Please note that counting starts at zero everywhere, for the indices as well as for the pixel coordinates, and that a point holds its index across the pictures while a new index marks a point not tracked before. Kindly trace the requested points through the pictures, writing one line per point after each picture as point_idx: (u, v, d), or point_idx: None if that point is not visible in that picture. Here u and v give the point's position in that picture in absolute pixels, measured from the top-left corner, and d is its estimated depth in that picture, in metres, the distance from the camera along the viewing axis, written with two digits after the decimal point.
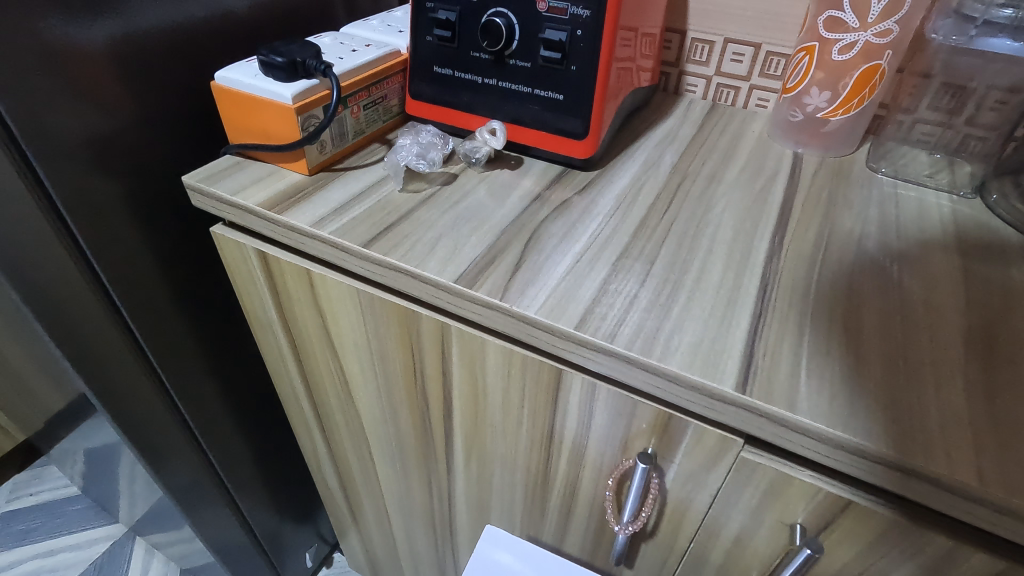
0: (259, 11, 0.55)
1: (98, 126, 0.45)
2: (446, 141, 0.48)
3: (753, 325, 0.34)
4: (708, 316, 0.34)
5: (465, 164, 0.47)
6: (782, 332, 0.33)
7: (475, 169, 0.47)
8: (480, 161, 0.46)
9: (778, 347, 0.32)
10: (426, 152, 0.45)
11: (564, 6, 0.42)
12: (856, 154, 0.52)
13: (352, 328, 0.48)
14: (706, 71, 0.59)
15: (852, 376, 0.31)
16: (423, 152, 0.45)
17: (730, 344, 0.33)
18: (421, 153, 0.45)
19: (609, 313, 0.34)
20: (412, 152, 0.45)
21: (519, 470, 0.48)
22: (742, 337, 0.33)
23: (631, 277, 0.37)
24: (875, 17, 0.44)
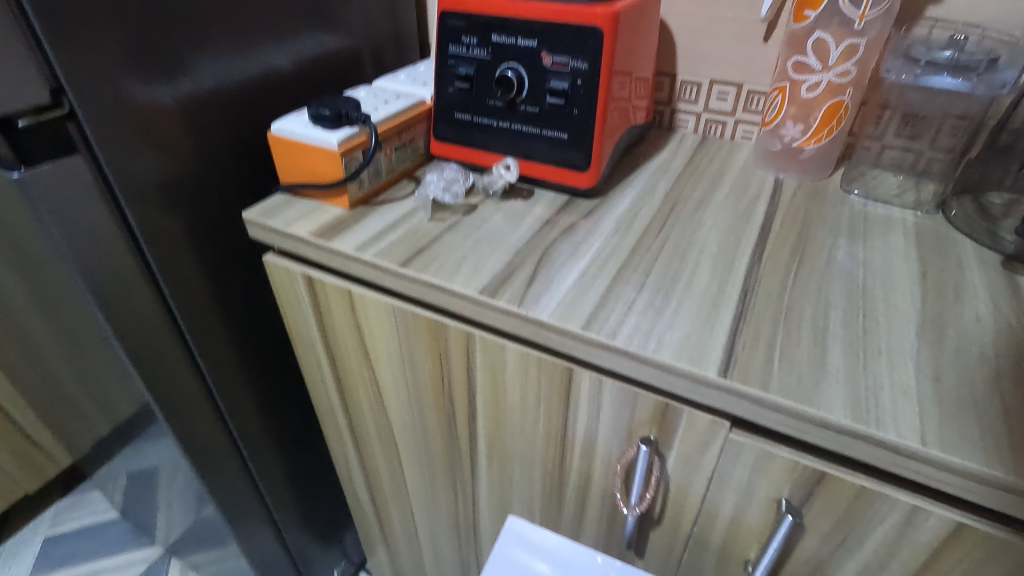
0: (301, 69, 0.64)
1: (170, 170, 0.53)
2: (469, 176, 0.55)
3: (734, 323, 0.39)
4: (695, 316, 0.40)
5: (483, 195, 0.54)
6: (758, 329, 0.39)
7: (493, 200, 0.54)
8: (497, 192, 0.53)
9: (755, 341, 0.38)
10: (452, 185, 0.53)
11: (566, 60, 0.49)
12: (831, 177, 0.58)
13: (387, 341, 0.54)
14: (695, 108, 0.66)
15: (819, 362, 0.36)
16: (450, 185, 0.53)
17: (714, 339, 0.38)
18: (448, 186, 0.53)
19: (609, 316, 0.40)
20: (439, 185, 0.52)
21: (537, 467, 0.53)
22: (725, 333, 0.39)
23: (629, 286, 0.43)
24: (835, 60, 0.51)
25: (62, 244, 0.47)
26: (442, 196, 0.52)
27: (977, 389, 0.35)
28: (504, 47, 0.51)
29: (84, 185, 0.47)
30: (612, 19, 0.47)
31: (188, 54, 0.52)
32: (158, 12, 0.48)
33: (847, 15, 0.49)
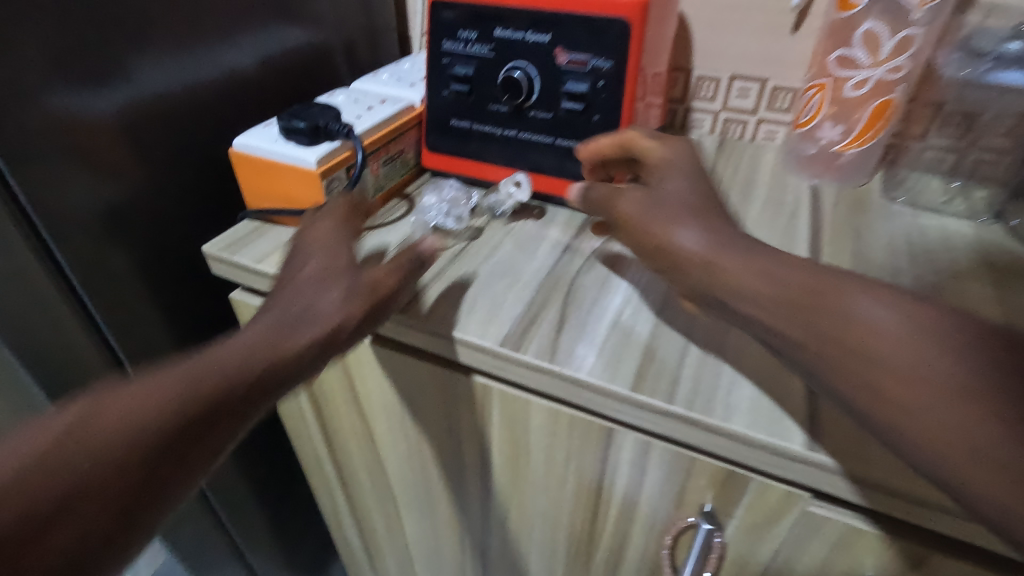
0: (264, 69, 0.55)
1: (111, 195, 0.44)
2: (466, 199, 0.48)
3: None
4: (761, 367, 0.34)
5: (488, 217, 0.47)
6: None
7: (500, 222, 0.46)
8: (505, 214, 0.46)
9: None
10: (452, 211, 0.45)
11: (585, 58, 0.42)
12: (870, 183, 0.52)
13: (382, 391, 0.46)
14: (712, 106, 0.60)
15: None
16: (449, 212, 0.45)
17: (789, 397, 0.32)
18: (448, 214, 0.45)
19: (656, 372, 0.34)
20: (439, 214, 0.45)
21: (562, 527, 0.46)
22: (800, 389, 0.32)
23: (676, 329, 0.36)
24: (887, 54, 0.45)
25: None
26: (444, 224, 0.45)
27: None
28: (511, 43, 0.44)
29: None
30: (642, 9, 0.40)
31: (125, 55, 0.42)
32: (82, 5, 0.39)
33: (904, 2, 0.43)
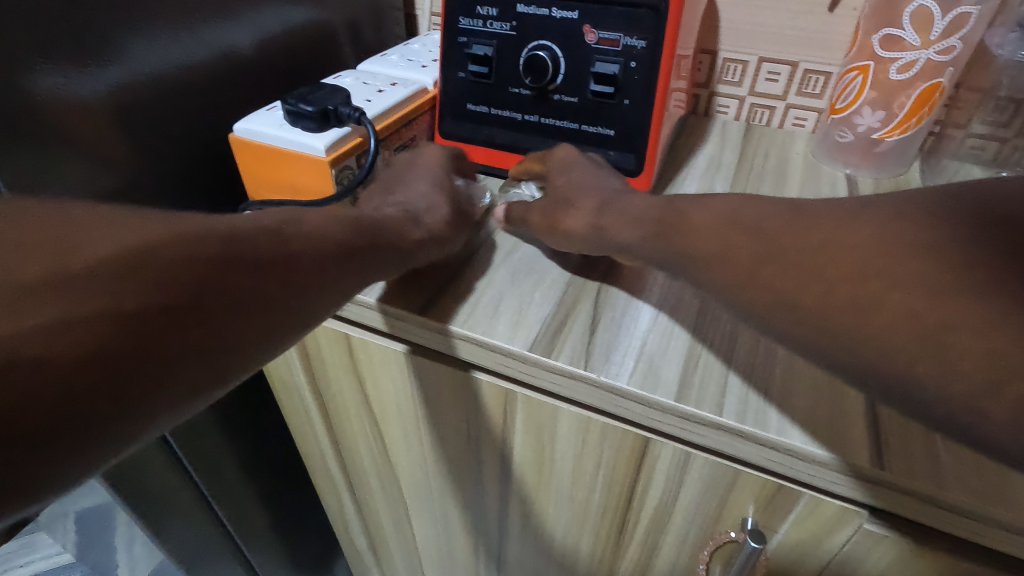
0: (263, 49, 0.51)
1: (101, 185, 0.41)
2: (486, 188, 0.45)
3: None
4: (814, 374, 0.31)
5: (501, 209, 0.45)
6: None
7: None
8: None
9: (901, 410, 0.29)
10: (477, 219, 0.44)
11: (616, 37, 0.39)
12: (909, 173, 0.49)
13: (395, 394, 0.44)
14: (738, 91, 0.56)
15: None
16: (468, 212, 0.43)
17: (848, 408, 0.30)
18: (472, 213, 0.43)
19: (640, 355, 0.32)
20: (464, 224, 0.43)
21: (586, 536, 0.44)
22: (859, 399, 0.30)
23: (718, 331, 0.34)
24: (939, 34, 0.42)
25: None
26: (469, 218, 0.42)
27: None
28: (537, 20, 0.40)
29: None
30: None
31: (108, 31, 0.38)
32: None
33: None
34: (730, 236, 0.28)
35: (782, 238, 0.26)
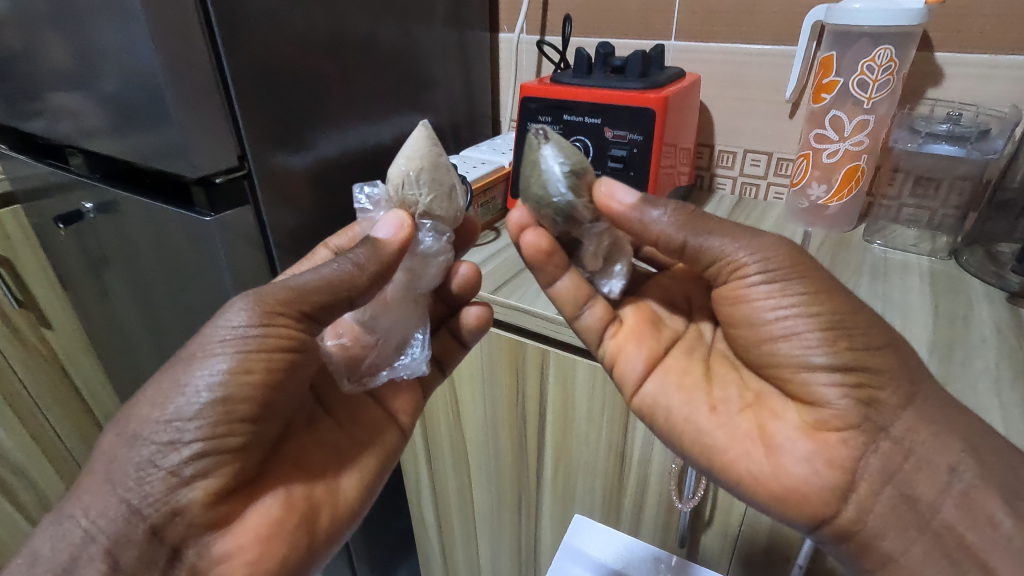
0: (399, 141, 0.79)
1: (305, 217, 0.68)
2: (417, 172, 0.45)
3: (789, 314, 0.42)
4: (775, 318, 0.43)
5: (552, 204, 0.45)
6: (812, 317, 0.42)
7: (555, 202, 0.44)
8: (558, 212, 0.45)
9: (815, 341, 0.42)
10: (335, 324, 0.51)
11: (625, 134, 0.62)
12: (854, 230, 0.67)
13: (470, 363, 0.63)
14: (732, 173, 0.77)
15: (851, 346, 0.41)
16: (365, 309, 0.49)
17: (783, 363, 0.44)
18: (342, 342, 0.51)
19: (625, 392, 0.50)
20: (336, 363, 0.51)
21: (600, 476, 0.61)
22: (791, 328, 0.42)
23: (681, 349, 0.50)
24: (850, 132, 0.62)
25: (225, 268, 0.62)
26: (413, 294, 0.50)
27: (978, 393, 0.43)
28: (576, 124, 0.65)
29: (246, 228, 0.63)
30: (663, 102, 0.60)
31: (321, 134, 0.67)
32: (299, 102, 0.63)
33: (857, 97, 0.60)
34: (748, 312, 0.44)
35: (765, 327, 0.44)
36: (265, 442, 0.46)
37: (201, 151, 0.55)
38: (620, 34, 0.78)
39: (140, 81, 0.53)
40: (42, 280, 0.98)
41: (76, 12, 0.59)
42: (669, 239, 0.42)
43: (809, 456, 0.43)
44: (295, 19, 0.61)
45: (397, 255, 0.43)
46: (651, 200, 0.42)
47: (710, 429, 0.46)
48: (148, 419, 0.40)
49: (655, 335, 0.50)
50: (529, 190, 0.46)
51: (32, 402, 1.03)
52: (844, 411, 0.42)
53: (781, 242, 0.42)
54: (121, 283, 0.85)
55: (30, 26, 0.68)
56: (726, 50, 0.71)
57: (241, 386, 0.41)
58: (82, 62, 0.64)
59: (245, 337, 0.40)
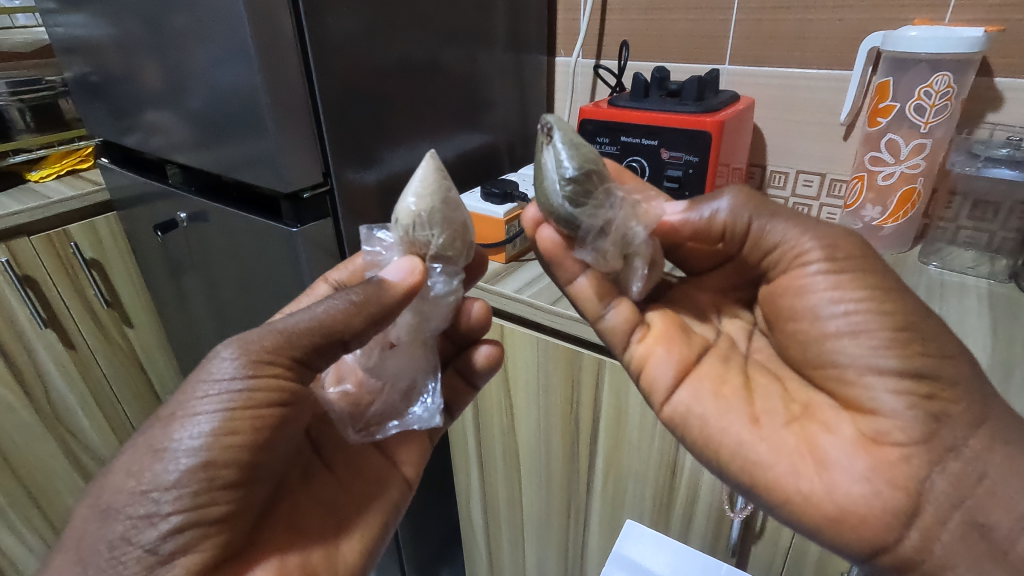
0: (459, 159, 0.84)
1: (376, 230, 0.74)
2: (426, 213, 0.46)
3: (845, 306, 0.44)
4: (832, 308, 0.45)
5: (555, 208, 0.46)
6: (872, 309, 0.43)
7: (559, 206, 0.45)
8: (566, 216, 0.46)
9: (872, 330, 0.43)
10: (336, 371, 0.53)
11: (681, 156, 0.65)
12: (909, 252, 0.67)
13: (527, 370, 0.67)
14: (784, 193, 0.78)
15: (909, 337, 0.42)
16: (371, 355, 0.50)
17: (837, 357, 0.45)
18: (346, 389, 0.53)
19: (655, 402, 0.51)
20: (340, 412, 0.52)
21: (649, 484, 0.63)
22: (845, 321, 0.44)
23: (716, 357, 0.52)
24: (906, 155, 0.63)
25: (305, 270, 0.69)
26: (422, 335, 0.51)
27: None
28: (632, 146, 0.68)
29: (325, 239, 0.69)
30: (719, 126, 0.62)
31: (392, 152, 0.73)
32: (369, 123, 0.68)
33: (913, 122, 0.61)
34: (807, 307, 0.46)
35: (820, 320, 0.45)
36: (253, 505, 0.46)
37: (291, 165, 0.62)
38: (675, 58, 0.81)
39: (247, 103, 0.61)
40: (127, 280, 1.06)
41: (171, 36, 0.67)
42: (737, 221, 0.48)
43: (868, 475, 0.42)
44: (374, 49, 0.66)
45: (402, 299, 0.44)
46: (706, 201, 0.48)
47: (753, 444, 0.46)
48: (125, 491, 0.40)
49: (685, 341, 0.51)
50: (540, 201, 0.47)
51: (112, 394, 1.11)
52: (909, 422, 0.42)
53: (849, 235, 0.46)
54: (198, 285, 0.92)
55: (129, 51, 0.76)
56: (780, 74, 0.73)
57: (223, 451, 0.41)
58: (171, 82, 0.72)
59: (226, 398, 0.40)
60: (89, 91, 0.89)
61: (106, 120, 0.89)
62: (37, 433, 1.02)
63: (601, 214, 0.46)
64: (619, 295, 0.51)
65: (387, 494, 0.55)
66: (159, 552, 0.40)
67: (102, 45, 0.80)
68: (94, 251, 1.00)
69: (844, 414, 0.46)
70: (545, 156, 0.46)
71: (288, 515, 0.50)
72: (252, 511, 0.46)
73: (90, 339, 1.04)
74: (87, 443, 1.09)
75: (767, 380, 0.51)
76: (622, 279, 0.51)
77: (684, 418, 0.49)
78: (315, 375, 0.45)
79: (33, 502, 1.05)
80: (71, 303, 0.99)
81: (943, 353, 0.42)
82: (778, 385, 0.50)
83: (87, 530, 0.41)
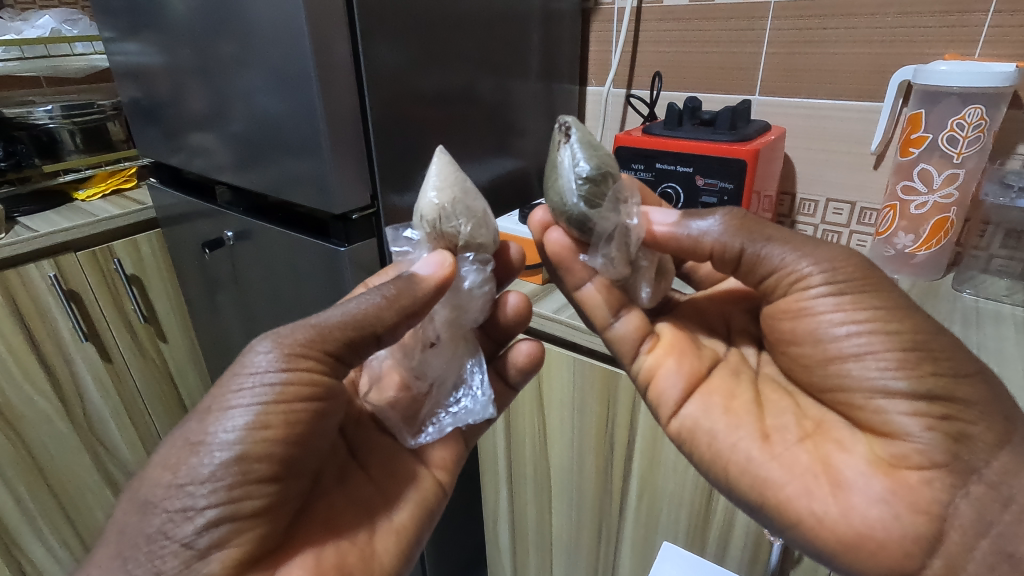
0: (494, 184, 0.86)
1: None
2: (447, 203, 0.47)
3: (850, 329, 0.44)
4: (835, 332, 0.44)
5: (567, 208, 0.47)
6: (878, 329, 0.43)
7: (572, 207, 0.47)
8: (579, 215, 0.47)
9: (879, 351, 0.43)
10: (372, 373, 0.54)
11: (715, 182, 0.67)
12: (943, 279, 0.68)
13: (562, 391, 0.68)
14: (813, 220, 0.80)
15: (917, 356, 0.42)
16: (415, 353, 0.52)
17: (843, 379, 0.45)
18: (393, 395, 0.53)
19: (664, 415, 0.51)
20: (391, 419, 0.53)
21: (685, 505, 0.63)
22: (851, 344, 0.44)
23: (728, 375, 0.52)
24: (939, 185, 0.64)
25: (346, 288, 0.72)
26: (460, 330, 0.53)
27: None
28: (667, 172, 0.70)
29: (369, 260, 0.72)
30: (754, 154, 0.64)
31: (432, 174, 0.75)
32: (409, 147, 0.71)
33: (946, 152, 0.63)
34: (810, 329, 0.46)
35: (825, 346, 0.45)
36: (288, 501, 0.45)
37: (344, 186, 0.65)
38: (706, 89, 0.83)
39: (302, 127, 0.64)
40: (164, 296, 1.09)
41: (218, 63, 0.70)
42: (727, 246, 0.45)
43: (886, 497, 0.41)
44: (418, 77, 0.69)
45: (434, 293, 0.45)
46: (699, 217, 0.46)
47: (764, 461, 0.46)
48: (161, 485, 0.41)
49: (696, 353, 0.52)
50: (550, 197, 0.48)
51: (144, 407, 1.12)
52: (928, 445, 0.41)
53: (849, 253, 0.45)
54: (232, 301, 0.94)
55: (177, 75, 0.80)
56: (808, 105, 0.75)
57: (259, 444, 0.42)
58: (215, 105, 0.75)
59: (263, 392, 0.42)
60: (140, 114, 0.93)
61: (158, 142, 0.93)
62: (72, 445, 1.03)
63: (612, 216, 0.47)
64: (629, 305, 0.52)
65: (422, 498, 0.53)
66: (195, 547, 0.40)
67: (152, 71, 0.85)
68: (135, 267, 1.03)
69: (860, 434, 0.45)
70: (557, 147, 0.47)
71: (325, 514, 0.49)
72: (289, 507, 0.46)
73: (126, 351, 1.06)
74: (118, 457, 1.11)
75: (779, 396, 0.50)
76: (631, 286, 0.51)
77: (692, 433, 0.50)
78: (348, 370, 0.46)
79: (64, 514, 1.07)
80: (110, 317, 1.02)
81: (962, 373, 0.42)
82: (790, 402, 0.49)
83: (126, 523, 0.42)
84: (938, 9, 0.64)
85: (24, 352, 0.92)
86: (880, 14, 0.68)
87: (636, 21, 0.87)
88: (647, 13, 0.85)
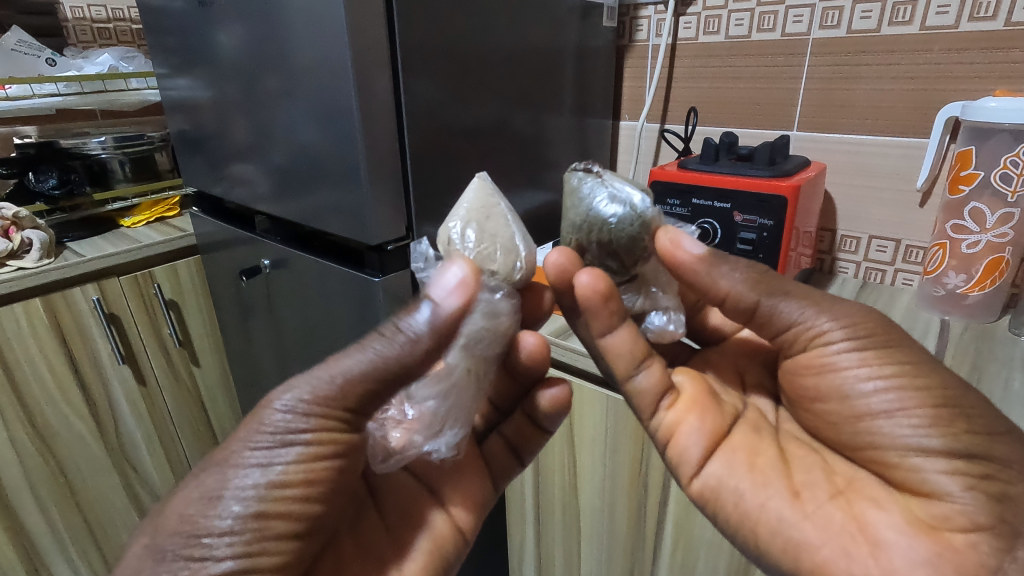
0: (526, 215, 0.87)
1: None
2: (475, 223, 0.46)
3: (876, 389, 0.41)
4: (861, 389, 0.42)
5: (636, 212, 0.45)
6: (911, 387, 0.40)
7: (645, 211, 0.45)
8: (650, 216, 0.45)
9: (913, 404, 0.40)
10: None
11: (754, 219, 0.66)
12: (997, 322, 0.65)
13: (595, 429, 0.66)
14: (855, 258, 0.78)
15: (948, 414, 0.40)
16: None
17: (868, 438, 0.42)
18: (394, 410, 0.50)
19: (684, 478, 0.48)
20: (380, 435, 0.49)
21: (723, 556, 0.60)
22: (879, 402, 0.41)
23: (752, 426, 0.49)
24: (993, 224, 0.62)
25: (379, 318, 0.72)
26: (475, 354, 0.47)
27: None
28: (703, 208, 0.69)
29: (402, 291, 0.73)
30: (795, 190, 0.63)
31: None
32: (444, 180, 0.71)
33: (998, 190, 0.61)
34: (831, 385, 0.43)
35: (849, 404, 0.43)
36: (302, 557, 0.45)
37: (380, 215, 0.66)
38: (742, 124, 0.83)
39: (341, 160, 0.65)
40: (199, 321, 1.12)
41: (263, 98, 0.73)
42: (742, 296, 0.42)
43: (931, 561, 0.38)
44: (454, 111, 0.70)
45: (457, 324, 0.43)
46: (719, 257, 0.42)
47: (796, 522, 0.43)
48: (178, 534, 0.40)
49: (716, 410, 0.49)
50: (607, 207, 0.45)
51: (174, 430, 1.13)
52: (970, 506, 0.39)
53: (866, 310, 0.43)
54: (264, 327, 0.95)
55: (223, 109, 0.83)
56: (848, 141, 0.74)
57: (278, 501, 0.41)
58: (257, 138, 0.78)
59: (283, 448, 0.41)
60: (186, 145, 0.97)
61: (202, 172, 0.96)
62: (103, 466, 1.04)
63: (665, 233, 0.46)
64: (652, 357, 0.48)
65: (437, 548, 0.52)
66: None
67: (200, 105, 0.88)
68: (173, 292, 1.06)
69: (894, 494, 0.42)
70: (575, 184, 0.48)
71: (334, 566, 0.48)
72: (300, 562, 0.45)
73: (159, 374, 1.08)
74: (146, 479, 1.11)
75: (804, 452, 0.47)
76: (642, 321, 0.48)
77: (716, 492, 0.47)
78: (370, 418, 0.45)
79: (90, 534, 1.07)
80: (147, 341, 1.04)
81: (1002, 431, 0.40)
82: (817, 458, 0.46)
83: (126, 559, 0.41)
84: (984, 45, 0.63)
85: (64, 373, 0.94)
86: (924, 51, 0.67)
87: (671, 58, 0.87)
88: (682, 50, 0.86)
